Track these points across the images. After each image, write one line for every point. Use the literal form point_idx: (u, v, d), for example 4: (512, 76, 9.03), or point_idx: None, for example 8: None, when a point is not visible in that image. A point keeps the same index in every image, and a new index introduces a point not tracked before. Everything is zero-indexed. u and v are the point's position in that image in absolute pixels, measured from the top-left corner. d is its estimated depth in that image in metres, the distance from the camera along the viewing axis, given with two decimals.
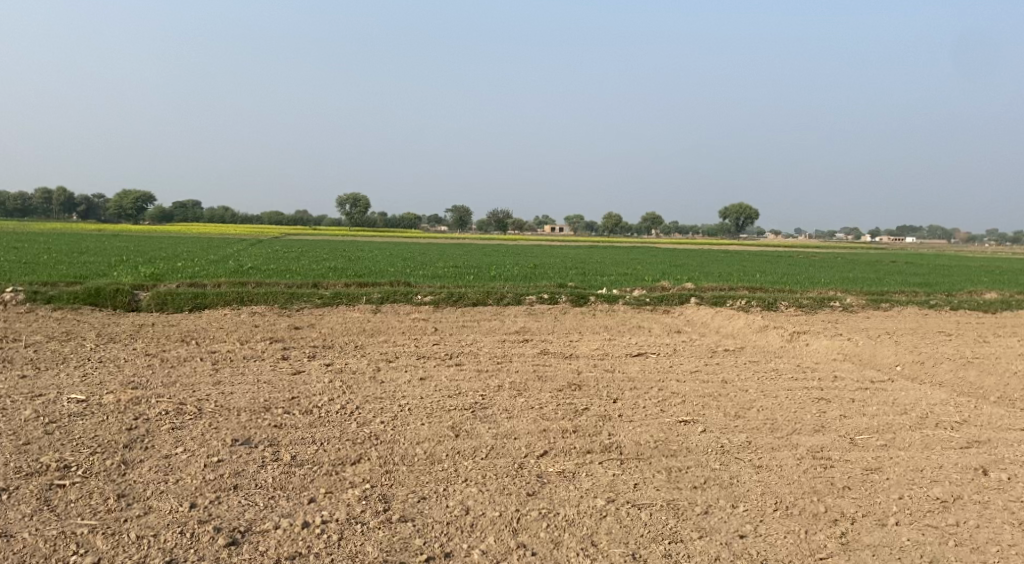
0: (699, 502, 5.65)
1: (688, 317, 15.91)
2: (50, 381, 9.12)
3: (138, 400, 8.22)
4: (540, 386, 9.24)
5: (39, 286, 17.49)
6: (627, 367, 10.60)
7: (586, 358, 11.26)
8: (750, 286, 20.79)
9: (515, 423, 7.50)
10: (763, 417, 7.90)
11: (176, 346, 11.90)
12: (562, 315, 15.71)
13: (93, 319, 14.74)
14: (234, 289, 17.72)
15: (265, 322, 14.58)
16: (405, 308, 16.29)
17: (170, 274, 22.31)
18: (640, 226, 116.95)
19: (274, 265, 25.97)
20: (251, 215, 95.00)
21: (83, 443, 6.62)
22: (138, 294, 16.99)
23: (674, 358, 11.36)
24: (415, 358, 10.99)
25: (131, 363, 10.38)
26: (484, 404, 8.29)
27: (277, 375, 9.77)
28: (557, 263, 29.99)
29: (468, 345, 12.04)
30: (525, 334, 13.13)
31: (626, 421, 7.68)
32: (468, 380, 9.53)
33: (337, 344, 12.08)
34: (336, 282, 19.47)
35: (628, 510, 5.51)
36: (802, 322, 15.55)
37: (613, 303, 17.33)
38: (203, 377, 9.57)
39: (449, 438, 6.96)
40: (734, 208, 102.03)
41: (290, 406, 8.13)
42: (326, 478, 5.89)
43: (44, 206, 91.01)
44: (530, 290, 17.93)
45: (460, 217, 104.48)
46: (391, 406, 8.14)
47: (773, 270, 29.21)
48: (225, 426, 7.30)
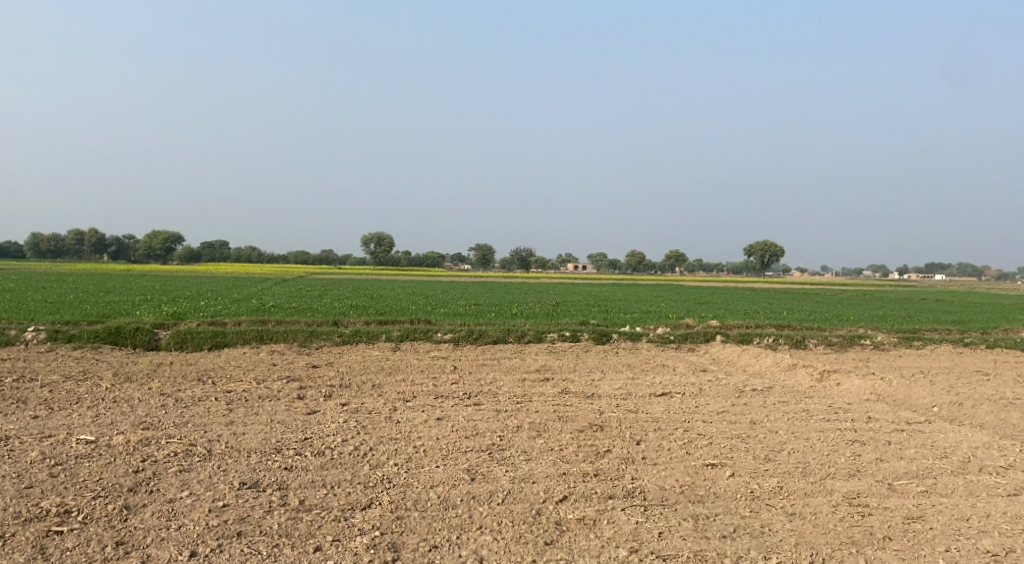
0: (729, 552, 5.30)
1: (714, 356, 15.52)
2: (61, 421, 8.96)
3: (148, 441, 8.03)
4: (560, 427, 8.93)
5: (61, 326, 17.50)
6: (651, 407, 10.25)
7: (609, 398, 10.93)
8: (777, 324, 20.38)
9: (534, 466, 7.19)
10: (795, 460, 7.52)
11: (192, 385, 11.75)
12: (584, 353, 15.40)
13: (112, 359, 14.64)
14: (254, 327, 17.63)
15: (284, 360, 14.41)
16: (425, 346, 16.06)
17: (193, 313, 22.36)
18: (663, 265, 116.28)
19: (296, 303, 26.02)
20: (277, 256, 95.91)
21: (86, 487, 6.41)
22: (158, 332, 16.93)
23: (701, 398, 10.99)
24: (433, 397, 10.73)
25: (144, 403, 10.21)
26: (502, 445, 7.99)
27: (291, 415, 9.55)
28: (579, 301, 29.79)
29: (487, 384, 11.76)
30: (546, 373, 12.83)
31: (650, 464, 7.34)
32: (486, 421, 9.24)
33: (354, 383, 11.85)
34: (356, 320, 19.33)
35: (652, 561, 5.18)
36: (832, 361, 15.10)
37: (636, 341, 16.98)
38: (215, 417, 9.38)
39: (464, 481, 6.67)
40: (759, 246, 100.97)
41: (302, 447, 7.89)
42: (333, 525, 5.63)
43: (73, 246, 92.35)
44: (552, 328, 17.65)
45: (482, 256, 104.53)
46: (405, 447, 7.87)
47: (800, 307, 28.75)
48: (234, 468, 7.07)
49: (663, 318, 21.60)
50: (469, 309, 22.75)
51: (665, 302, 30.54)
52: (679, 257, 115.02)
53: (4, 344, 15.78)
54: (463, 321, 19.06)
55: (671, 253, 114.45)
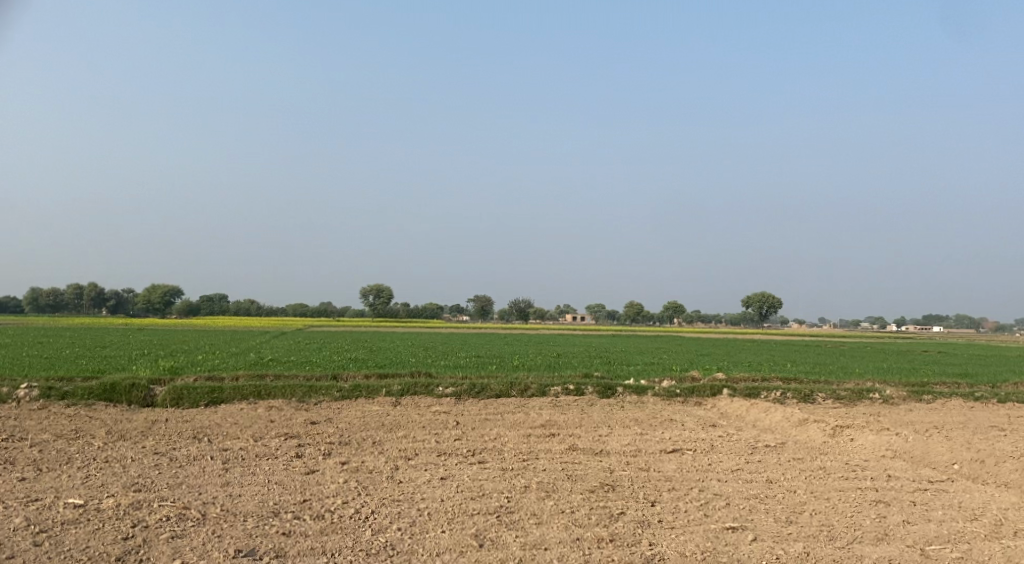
0: None
1: (722, 410, 15.16)
2: (50, 483, 8.60)
3: (140, 504, 7.67)
4: (570, 487, 8.58)
5: (55, 381, 17.14)
6: (663, 465, 9.91)
7: (618, 455, 10.57)
8: (784, 376, 20.03)
9: (545, 531, 6.85)
10: (818, 522, 7.19)
11: (187, 443, 11.39)
12: (589, 407, 15.05)
13: (105, 415, 14.26)
14: (253, 382, 17.28)
15: (282, 417, 14.04)
16: (426, 401, 15.69)
17: (189, 367, 21.98)
18: (662, 316, 115.91)
19: (294, 356, 25.66)
20: (276, 309, 95.62)
21: (72, 556, 6.06)
22: (153, 388, 16.56)
23: (713, 455, 10.63)
24: (436, 455, 10.38)
25: (137, 463, 9.85)
26: (510, 507, 7.66)
27: (290, 475, 9.18)
28: (580, 353, 29.42)
29: (492, 440, 11.41)
30: (552, 429, 12.49)
31: (667, 528, 7.00)
32: (492, 480, 8.90)
33: (354, 440, 11.49)
34: (356, 373, 18.97)
35: None
36: (844, 415, 14.74)
37: (642, 394, 16.63)
38: (211, 477, 9.02)
39: (472, 548, 6.33)
40: (758, 297, 100.78)
41: (301, 509, 7.53)
42: None
43: (71, 299, 91.95)
44: (556, 381, 17.30)
45: (481, 308, 104.13)
46: (410, 510, 7.53)
47: (804, 359, 28.42)
48: (229, 534, 6.72)
49: (667, 371, 21.25)
50: (470, 362, 22.40)
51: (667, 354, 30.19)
52: (678, 308, 114.71)
53: None
54: (465, 374, 18.71)
55: (670, 304, 114.14)
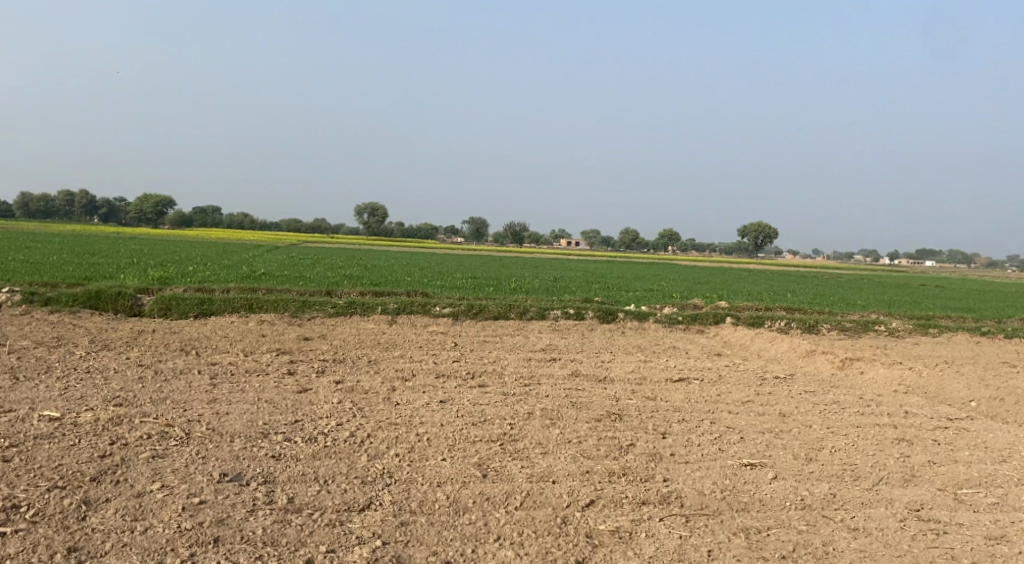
0: None
1: (725, 339, 14.75)
2: (26, 394, 8.11)
3: (120, 420, 7.20)
4: (576, 415, 8.15)
5: (39, 287, 16.58)
6: (670, 394, 9.49)
7: (623, 383, 10.14)
8: (787, 306, 19.62)
9: (552, 462, 6.41)
10: (841, 460, 6.78)
11: (174, 356, 10.91)
12: (589, 332, 14.61)
13: (90, 324, 13.76)
14: (244, 295, 16.76)
15: (273, 331, 13.56)
16: (422, 321, 15.22)
17: (179, 278, 21.44)
18: (656, 243, 115.32)
19: (287, 272, 25.10)
20: (269, 223, 94.73)
21: (42, 475, 5.58)
22: (141, 297, 16.02)
23: (720, 386, 10.21)
24: (433, 376, 9.93)
25: (120, 376, 9.37)
26: (513, 435, 7.21)
27: (281, 393, 8.71)
28: (577, 278, 28.94)
29: (490, 363, 10.96)
30: (553, 353, 12.05)
31: (681, 462, 6.58)
32: (493, 405, 8.45)
33: (348, 358, 11.03)
34: (351, 291, 18.44)
35: None
36: (850, 347, 14.35)
37: (643, 321, 16.18)
38: (197, 393, 8.56)
39: (475, 479, 5.89)
40: (754, 227, 100.13)
41: (292, 431, 7.08)
42: (327, 531, 4.83)
43: (64, 206, 90.79)
44: (556, 305, 16.83)
45: (475, 229, 103.32)
46: (407, 435, 7.08)
47: (805, 290, 28.01)
48: (214, 455, 6.26)
49: (669, 298, 20.80)
50: (467, 283, 21.92)
51: (665, 280, 29.72)
52: (673, 236, 114.19)
53: None
54: (461, 295, 18.21)
55: (664, 231, 113.40)
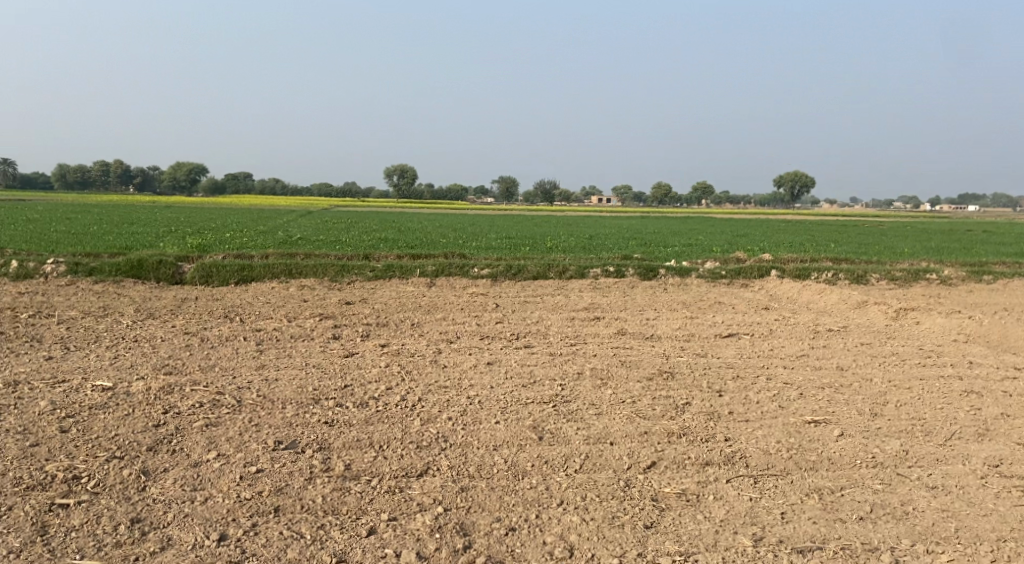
0: (879, 543, 4.50)
1: (771, 292, 14.42)
2: (77, 364, 8.15)
3: (171, 388, 7.19)
4: (627, 374, 7.99)
5: (83, 258, 16.74)
6: (721, 351, 9.29)
7: (671, 340, 9.93)
8: (832, 257, 19.16)
9: (608, 423, 6.27)
10: (908, 414, 6.56)
11: (219, 323, 10.94)
12: (631, 289, 14.38)
13: (134, 293, 13.85)
14: (283, 261, 16.77)
15: (315, 296, 13.54)
16: (461, 282, 15.10)
17: (218, 245, 21.56)
18: (689, 197, 113.88)
19: (324, 236, 25.09)
20: (302, 189, 95.14)
21: (100, 446, 5.56)
22: (182, 265, 16.10)
23: (772, 341, 9.94)
24: (478, 338, 9.82)
25: (168, 344, 9.40)
26: (566, 396, 7.08)
27: (328, 358, 8.67)
28: (613, 234, 28.58)
29: (534, 323, 10.83)
30: (596, 311, 11.87)
31: (741, 421, 6.41)
32: (542, 366, 8.33)
33: (391, 322, 10.95)
34: (388, 254, 18.36)
35: (790, 557, 4.36)
36: (901, 297, 13.93)
37: (685, 277, 15.88)
38: (245, 360, 8.54)
39: (532, 442, 5.77)
40: (791, 177, 98.22)
41: (343, 396, 7.03)
42: (387, 498, 4.75)
43: (101, 177, 91.98)
44: (595, 263, 16.59)
45: (506, 189, 102.83)
46: (458, 398, 6.98)
47: (849, 239, 27.33)
48: (268, 423, 6.20)
49: (710, 252, 20.44)
50: (503, 243, 21.74)
51: (703, 234, 29.23)
52: (706, 190, 112.70)
53: (23, 278, 15.04)
54: (498, 255, 18.05)
55: (697, 183, 111.86)
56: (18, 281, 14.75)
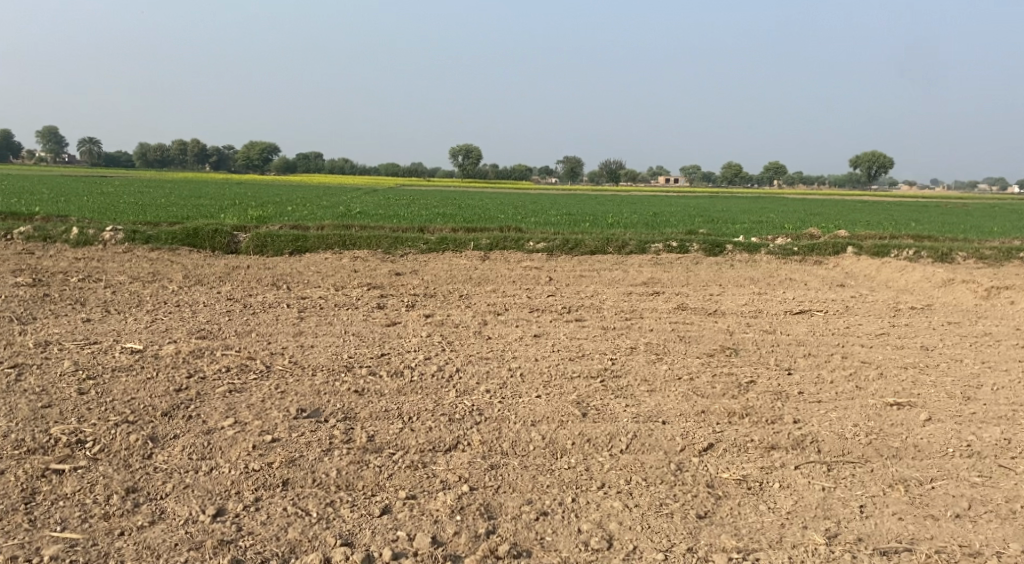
0: (979, 546, 3.82)
1: (847, 270, 13.45)
2: (114, 327, 7.93)
3: (201, 353, 6.88)
4: (685, 350, 7.34)
5: (142, 226, 16.80)
6: (791, 327, 8.55)
7: (736, 316, 9.19)
8: (914, 235, 17.95)
9: (661, 400, 5.68)
10: (1008, 399, 5.78)
11: (265, 291, 10.67)
12: (695, 265, 13.61)
13: (187, 260, 13.76)
14: (337, 232, 16.51)
15: (365, 267, 13.20)
16: (516, 256, 14.56)
17: (278, 217, 21.49)
18: (759, 176, 110.69)
19: (383, 210, 24.94)
20: (368, 168, 95.90)
21: (114, 409, 5.22)
22: (237, 234, 15.98)
23: (848, 319, 9.11)
24: (527, 310, 9.29)
25: (209, 309, 9.14)
26: (616, 371, 6.49)
27: (368, 327, 8.26)
28: (679, 212, 27.62)
29: (588, 297, 10.25)
30: (655, 286, 11.20)
31: (813, 403, 5.75)
32: (593, 339, 7.75)
33: (439, 292, 10.50)
34: (444, 227, 17.94)
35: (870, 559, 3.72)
36: (992, 276, 12.81)
37: (753, 253, 15.00)
38: (283, 327, 8.20)
39: (575, 419, 5.23)
40: (869, 157, 94.48)
41: (378, 365, 6.60)
42: (408, 474, 4.27)
43: (177, 155, 94.29)
44: (657, 237, 15.83)
45: (572, 169, 101.72)
46: (499, 370, 6.48)
47: (933, 219, 25.75)
48: (294, 390, 5.80)
49: (781, 229, 19.44)
50: (562, 219, 21.05)
51: (772, 213, 28.02)
52: (777, 171, 109.37)
53: (82, 244, 15.12)
54: (556, 230, 17.46)
55: (768, 164, 108.63)
56: (77, 248, 14.83)
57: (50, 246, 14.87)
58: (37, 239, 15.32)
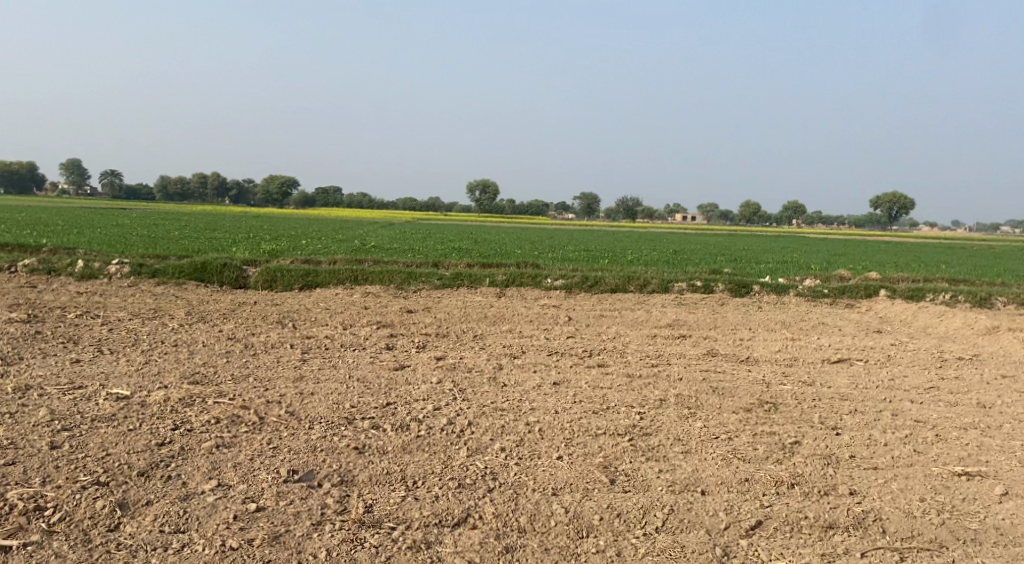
0: None
1: (881, 315, 12.77)
2: (103, 369, 7.40)
3: (191, 401, 6.34)
4: (719, 404, 6.72)
5: (150, 260, 16.38)
6: (832, 378, 7.91)
7: (770, 365, 8.55)
8: (948, 278, 17.22)
9: (698, 465, 5.09)
10: None
11: (269, 329, 10.15)
12: (720, 306, 12.99)
13: (193, 296, 13.29)
14: (349, 266, 16.03)
15: (376, 304, 12.69)
16: (533, 294, 14.02)
17: (290, 250, 21.02)
18: (777, 216, 109.95)
19: (397, 244, 24.47)
20: (385, 203, 96.03)
21: (84, 467, 4.65)
22: (246, 268, 15.51)
23: (890, 370, 8.46)
24: (546, 354, 8.69)
25: (208, 349, 8.61)
26: (646, 428, 5.87)
27: (374, 371, 7.70)
28: (700, 250, 27.01)
29: (610, 340, 9.64)
30: (680, 329, 10.58)
31: (869, 470, 5.14)
32: (617, 389, 7.14)
33: (452, 333, 9.93)
34: (459, 263, 17.43)
35: None
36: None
37: (781, 295, 14.37)
38: (284, 370, 7.64)
39: (602, 488, 4.68)
40: (889, 197, 93.62)
41: (382, 417, 6.02)
42: (408, 557, 3.90)
43: (196, 188, 94.87)
44: (680, 276, 15.23)
45: (588, 205, 101.50)
46: (516, 424, 5.88)
47: (963, 261, 24.98)
48: (287, 446, 5.23)
49: (807, 269, 18.81)
50: (581, 255, 20.44)
51: (796, 253, 27.33)
52: (795, 210, 108.60)
53: (87, 278, 14.71)
54: (575, 266, 16.91)
55: (787, 203, 107.83)
56: (82, 282, 14.41)
57: (54, 279, 14.45)
58: (41, 272, 14.93)
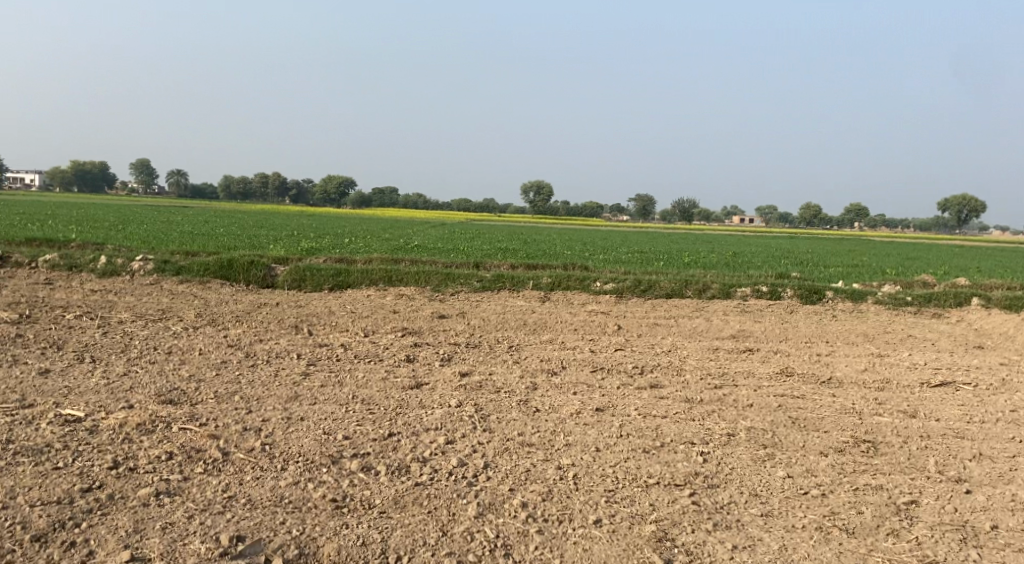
0: None
1: (977, 327, 11.13)
2: (67, 384, 6.31)
3: (153, 426, 5.19)
4: (806, 442, 5.33)
5: (176, 257, 15.45)
6: (941, 408, 6.44)
7: (860, 389, 7.09)
8: None
9: (786, 542, 3.85)
10: None
11: (280, 335, 9.05)
12: (791, 315, 11.51)
13: (211, 295, 12.32)
14: (383, 267, 14.91)
15: (406, 307, 11.55)
16: (580, 298, 12.73)
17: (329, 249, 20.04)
18: (839, 219, 106.31)
19: (440, 243, 23.31)
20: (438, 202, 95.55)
21: None
22: (274, 266, 14.50)
23: (1010, 398, 6.92)
24: (589, 371, 7.40)
25: (204, 358, 7.52)
26: (713, 476, 4.53)
27: (384, 389, 6.49)
28: (763, 253, 25.19)
29: (666, 353, 8.28)
30: (748, 341, 9.17)
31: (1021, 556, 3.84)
32: (675, 418, 5.80)
33: (483, 342, 8.69)
34: (501, 263, 16.18)
35: None
36: None
37: (858, 302, 12.79)
38: (279, 387, 6.49)
39: None
40: (959, 199, 89.47)
41: (378, 455, 4.79)
42: None
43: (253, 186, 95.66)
44: (744, 281, 13.73)
45: (643, 206, 99.48)
46: (545, 466, 4.59)
47: None
48: (243, 496, 4.03)
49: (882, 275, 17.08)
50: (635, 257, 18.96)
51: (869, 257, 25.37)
52: (858, 212, 104.59)
53: (107, 275, 13.86)
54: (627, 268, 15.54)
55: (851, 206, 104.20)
56: (101, 279, 13.57)
57: (73, 277, 13.62)
58: (62, 268, 14.15)
